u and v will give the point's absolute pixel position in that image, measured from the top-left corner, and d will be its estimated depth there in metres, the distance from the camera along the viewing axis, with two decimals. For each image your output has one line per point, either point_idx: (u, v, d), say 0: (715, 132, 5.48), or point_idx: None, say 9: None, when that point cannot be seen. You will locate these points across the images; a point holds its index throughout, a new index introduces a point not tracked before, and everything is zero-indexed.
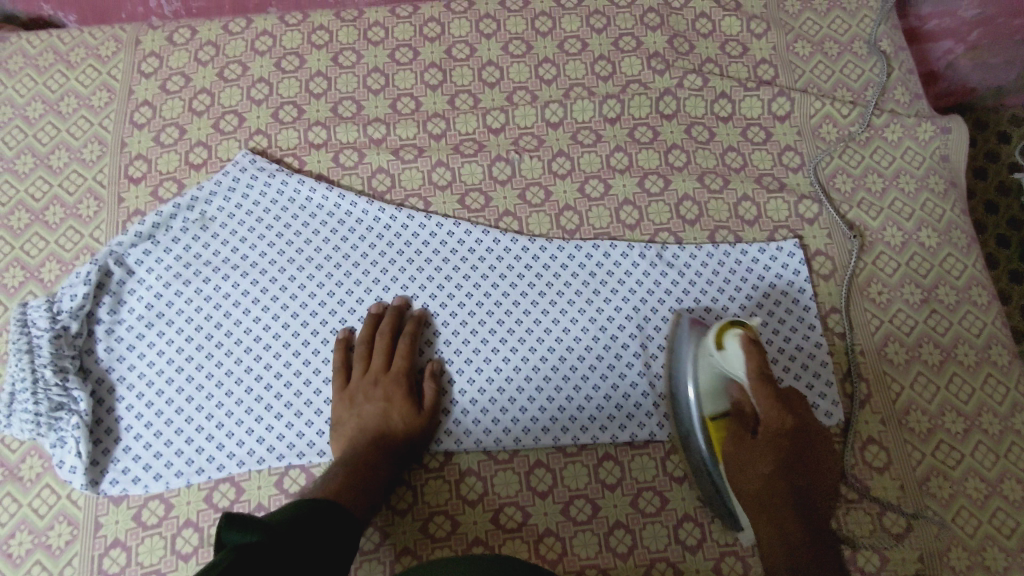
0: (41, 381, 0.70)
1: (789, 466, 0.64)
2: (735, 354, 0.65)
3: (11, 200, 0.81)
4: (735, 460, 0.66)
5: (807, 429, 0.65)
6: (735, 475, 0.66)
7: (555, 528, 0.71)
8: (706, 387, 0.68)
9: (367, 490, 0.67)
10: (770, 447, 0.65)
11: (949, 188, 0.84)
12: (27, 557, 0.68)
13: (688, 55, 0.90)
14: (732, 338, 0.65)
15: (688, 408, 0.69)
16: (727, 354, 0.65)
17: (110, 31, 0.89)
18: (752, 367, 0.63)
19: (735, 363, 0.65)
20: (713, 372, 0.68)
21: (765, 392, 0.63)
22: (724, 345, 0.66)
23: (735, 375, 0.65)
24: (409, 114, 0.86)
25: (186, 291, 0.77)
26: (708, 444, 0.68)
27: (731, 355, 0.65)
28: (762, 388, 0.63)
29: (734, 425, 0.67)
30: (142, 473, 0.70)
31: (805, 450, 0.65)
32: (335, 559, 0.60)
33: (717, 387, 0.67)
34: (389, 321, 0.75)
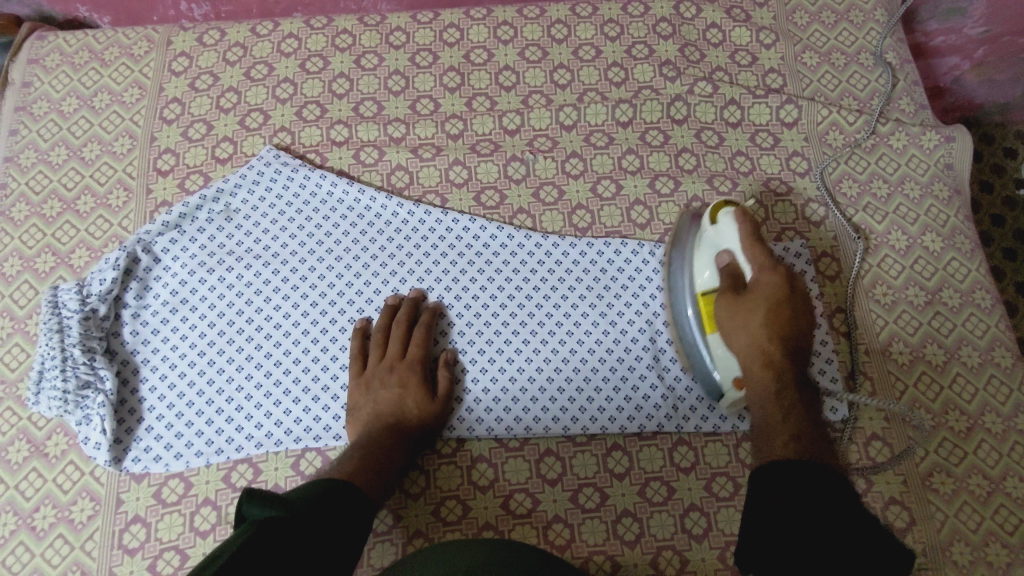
0: (69, 359, 0.72)
1: (786, 343, 0.66)
2: (727, 227, 0.71)
3: (44, 190, 0.85)
4: (727, 324, 0.68)
5: (804, 307, 0.68)
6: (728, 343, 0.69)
7: (564, 515, 0.72)
8: (700, 259, 0.73)
9: (382, 472, 0.68)
10: (769, 303, 0.67)
11: (953, 195, 0.86)
12: (50, 530, 0.70)
13: (699, 63, 0.93)
14: (724, 214, 0.72)
15: (685, 286, 0.75)
16: (721, 227, 0.71)
17: (143, 32, 0.93)
18: (745, 231, 0.69)
19: (727, 234, 0.71)
20: (709, 252, 0.73)
21: (760, 249, 0.68)
22: (717, 221, 0.72)
23: (728, 244, 0.70)
24: (428, 115, 0.89)
25: (210, 278, 0.79)
26: (700, 317, 0.72)
27: (724, 227, 0.71)
28: (757, 248, 0.68)
29: (724, 291, 0.69)
30: (163, 452, 0.73)
31: (802, 328, 0.67)
32: (352, 531, 0.61)
33: (710, 259, 0.72)
34: (405, 311, 0.77)
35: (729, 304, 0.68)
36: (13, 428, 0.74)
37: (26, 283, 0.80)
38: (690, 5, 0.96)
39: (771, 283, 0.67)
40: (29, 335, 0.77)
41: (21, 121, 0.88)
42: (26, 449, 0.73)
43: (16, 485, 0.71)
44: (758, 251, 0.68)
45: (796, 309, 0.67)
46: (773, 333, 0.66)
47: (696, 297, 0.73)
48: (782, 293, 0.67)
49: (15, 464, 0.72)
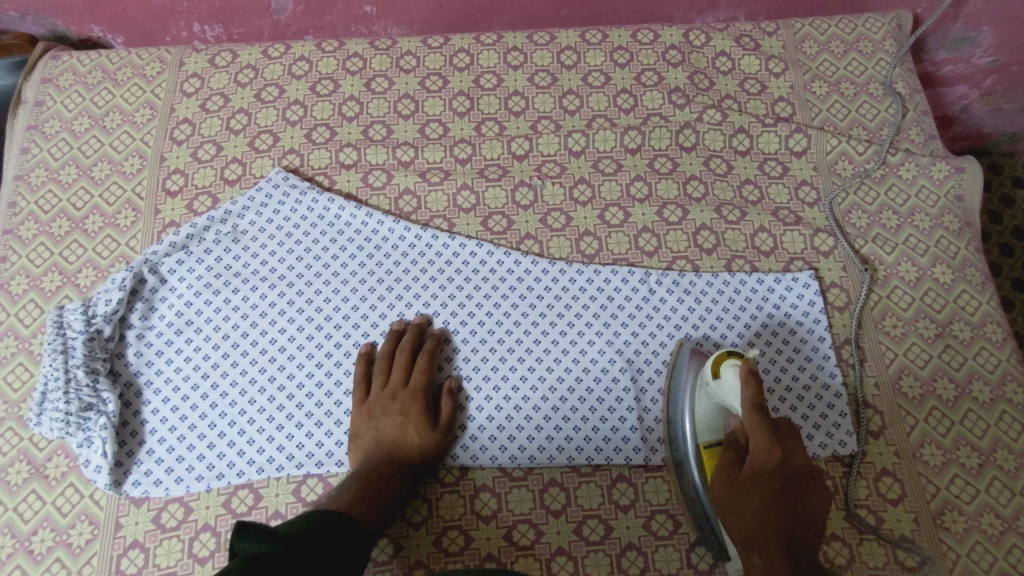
0: (73, 380, 0.72)
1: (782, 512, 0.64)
2: (731, 383, 0.67)
3: (53, 209, 0.85)
4: (726, 484, 0.66)
5: (801, 477, 0.65)
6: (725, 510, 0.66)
7: (567, 547, 0.71)
8: (701, 417, 0.70)
9: (381, 503, 0.67)
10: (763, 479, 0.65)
11: (963, 226, 0.86)
12: (47, 554, 0.69)
13: (708, 91, 0.93)
14: (728, 368, 0.68)
15: (687, 441, 0.71)
16: (723, 382, 0.68)
17: (156, 53, 0.94)
18: (745, 396, 0.65)
19: (729, 393, 0.67)
20: (712, 404, 0.69)
21: (756, 418, 0.65)
22: (720, 375, 0.68)
23: (729, 403, 0.68)
24: (436, 139, 0.89)
25: (216, 300, 0.79)
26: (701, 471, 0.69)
27: (726, 383, 0.67)
28: (755, 418, 0.65)
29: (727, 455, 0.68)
30: (163, 476, 0.72)
31: (806, 505, 0.65)
32: (349, 563, 0.60)
33: (713, 420, 0.69)
34: (410, 337, 0.77)
35: (740, 508, 0.65)
36: (14, 448, 0.73)
37: (32, 302, 0.80)
38: (699, 33, 0.97)
39: (768, 462, 0.65)
40: (33, 354, 0.77)
41: (33, 140, 0.89)
42: (26, 470, 0.72)
43: (15, 507, 0.71)
44: (757, 423, 0.65)
45: (791, 493, 0.65)
46: (761, 523, 0.64)
47: (698, 449, 0.70)
48: (779, 474, 0.65)
49: (15, 486, 0.72)
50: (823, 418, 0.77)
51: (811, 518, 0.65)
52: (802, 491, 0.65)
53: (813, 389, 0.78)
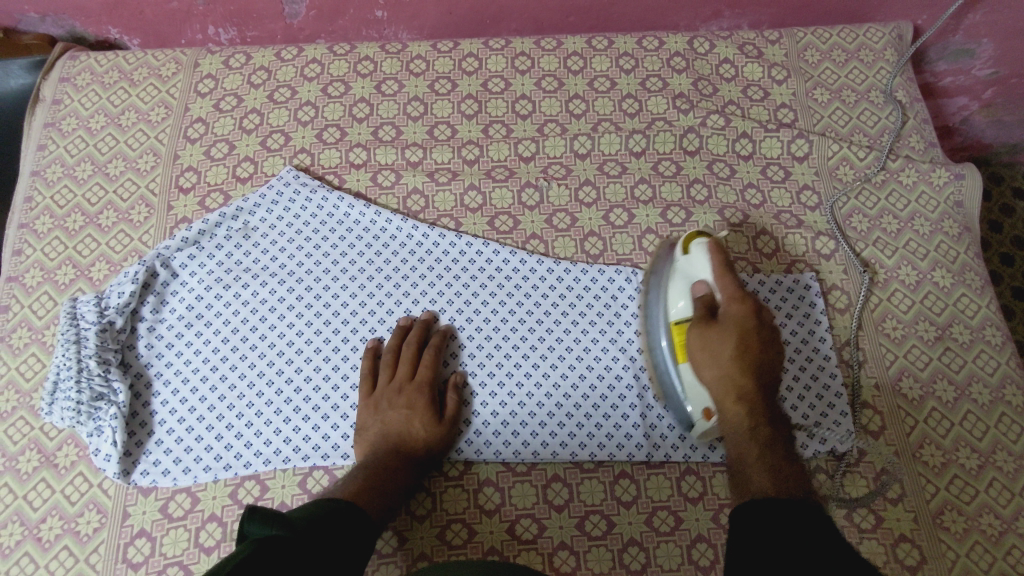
0: (85, 370, 0.73)
1: (757, 370, 0.64)
2: (699, 257, 0.71)
3: (68, 204, 0.86)
4: (700, 348, 0.66)
5: (770, 332, 0.66)
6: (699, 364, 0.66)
7: (569, 542, 0.72)
8: (673, 291, 0.72)
9: (385, 494, 0.68)
10: (736, 333, 0.65)
11: (963, 231, 0.87)
12: (55, 542, 0.70)
13: (711, 97, 0.95)
14: (699, 244, 0.72)
15: (661, 315, 0.73)
16: (693, 255, 0.71)
17: (171, 54, 0.96)
18: (715, 261, 0.69)
19: (699, 264, 0.70)
20: (682, 284, 0.72)
21: (728, 278, 0.68)
22: (690, 253, 0.72)
23: (696, 273, 0.70)
24: (445, 140, 0.91)
25: (226, 294, 0.80)
26: (673, 346, 0.71)
27: (695, 258, 0.71)
28: (727, 278, 0.67)
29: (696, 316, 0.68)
30: (171, 466, 0.73)
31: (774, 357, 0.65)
32: (355, 551, 0.61)
33: (683, 289, 0.71)
34: (416, 333, 0.78)
35: (724, 344, 0.65)
36: (25, 437, 0.74)
37: (45, 294, 0.81)
38: (704, 41, 0.99)
39: (737, 313, 0.66)
40: (45, 345, 0.78)
41: (50, 137, 0.90)
42: (36, 459, 0.73)
43: (25, 495, 0.72)
44: (725, 279, 0.68)
45: (767, 343, 0.65)
46: (742, 365, 0.64)
47: (670, 325, 0.72)
48: (752, 323, 0.65)
49: (25, 474, 0.73)
50: (825, 417, 0.78)
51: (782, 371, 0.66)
52: (772, 335, 0.66)
53: (814, 388, 0.79)
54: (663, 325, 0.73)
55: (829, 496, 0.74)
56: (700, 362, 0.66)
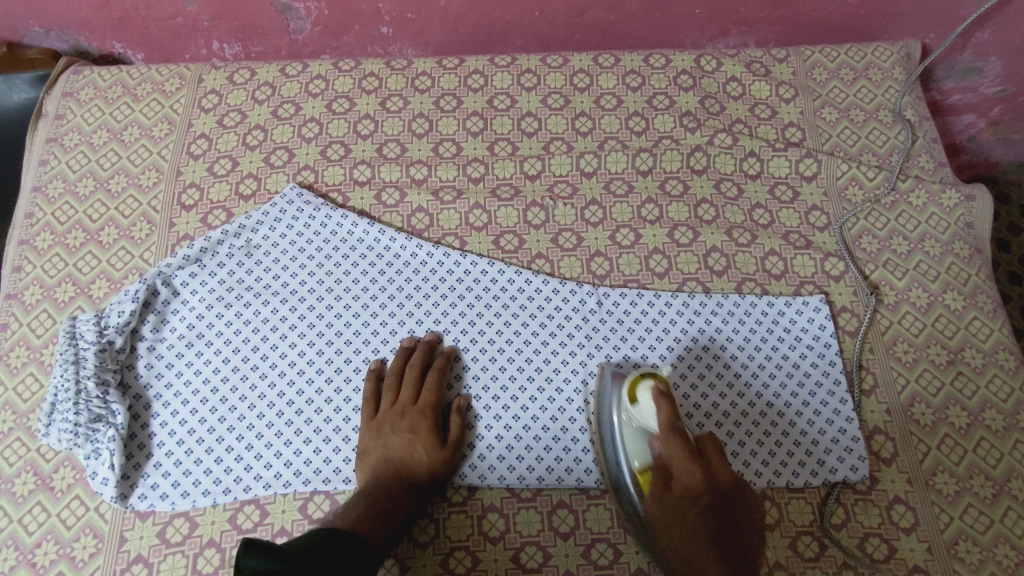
0: (83, 391, 0.72)
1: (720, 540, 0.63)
2: (648, 406, 0.67)
3: (69, 220, 0.85)
4: (663, 511, 0.66)
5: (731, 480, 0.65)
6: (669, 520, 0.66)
7: (575, 571, 0.70)
8: (628, 448, 0.69)
9: (385, 525, 0.67)
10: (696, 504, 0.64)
11: (974, 253, 0.86)
12: (50, 568, 0.68)
13: (719, 115, 0.94)
14: (643, 391, 0.68)
15: (619, 467, 0.70)
16: (640, 406, 0.68)
17: (175, 70, 0.95)
18: (665, 418, 0.66)
19: (647, 416, 0.67)
20: (636, 433, 0.69)
21: (676, 443, 0.66)
22: (636, 400, 0.68)
23: (646, 424, 0.68)
24: (450, 157, 0.90)
25: (227, 314, 0.79)
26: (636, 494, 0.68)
27: (643, 408, 0.68)
28: (676, 441, 0.65)
29: (657, 480, 0.67)
30: (169, 490, 0.71)
31: (737, 512, 0.65)
32: None
33: (638, 446, 0.68)
34: (420, 355, 0.77)
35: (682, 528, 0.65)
36: (21, 459, 0.73)
37: (44, 312, 0.80)
38: (711, 59, 0.98)
39: (691, 483, 0.65)
40: (43, 364, 0.77)
41: (52, 152, 0.90)
42: (32, 481, 0.72)
43: (19, 518, 0.70)
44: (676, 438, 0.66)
45: (722, 503, 0.65)
46: (698, 532, 0.64)
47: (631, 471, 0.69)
48: (707, 489, 0.64)
49: (20, 498, 0.71)
50: (835, 443, 0.76)
51: (743, 523, 0.65)
52: (729, 496, 0.65)
53: (823, 413, 0.78)
54: (622, 471, 0.69)
55: (841, 526, 0.73)
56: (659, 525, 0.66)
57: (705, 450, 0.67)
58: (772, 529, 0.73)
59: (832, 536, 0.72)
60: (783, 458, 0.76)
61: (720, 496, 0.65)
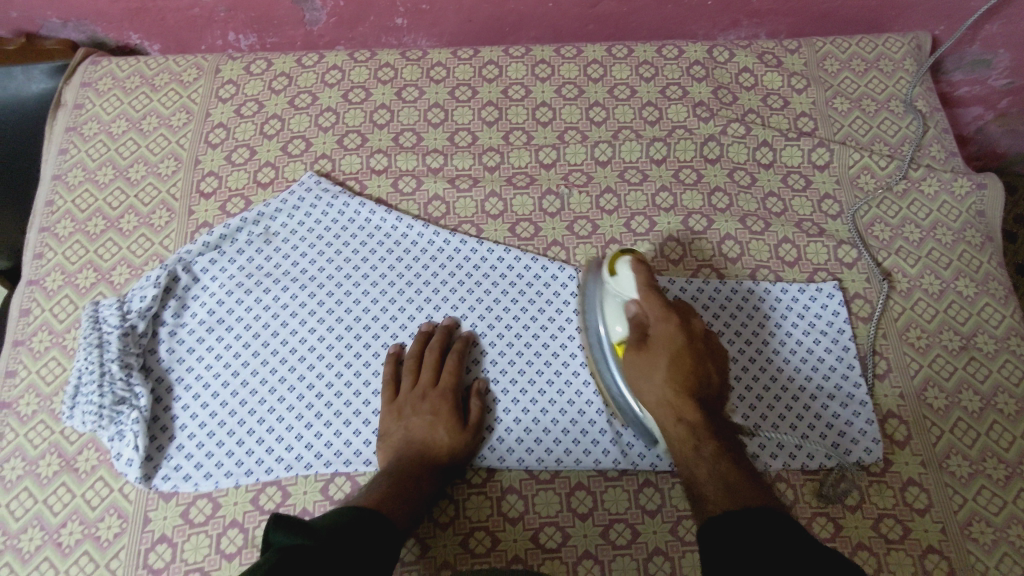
0: (107, 374, 0.73)
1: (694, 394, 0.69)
2: (627, 277, 0.72)
3: (89, 208, 0.86)
4: (641, 373, 0.70)
5: (700, 339, 0.71)
6: (645, 382, 0.70)
7: (594, 551, 0.71)
8: (608, 314, 0.73)
9: (411, 503, 0.67)
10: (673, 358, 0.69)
11: (985, 241, 0.87)
12: (75, 547, 0.69)
13: (731, 105, 0.95)
14: (620, 261, 0.73)
15: (602, 335, 0.74)
16: (620, 278, 0.72)
17: (193, 60, 0.96)
18: (643, 281, 0.71)
19: (626, 284, 0.72)
20: (616, 305, 0.73)
21: (655, 300, 0.71)
22: (616, 270, 0.73)
23: (625, 295, 0.72)
24: (465, 146, 0.91)
25: (247, 299, 0.80)
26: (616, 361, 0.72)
27: (622, 277, 0.72)
28: (655, 299, 0.70)
29: (635, 342, 0.71)
30: (193, 472, 0.72)
31: (709, 367, 0.71)
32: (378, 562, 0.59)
33: (618, 311, 0.72)
34: (439, 339, 0.78)
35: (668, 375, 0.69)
36: (45, 441, 0.74)
37: (66, 298, 0.81)
38: (723, 50, 0.99)
39: (670, 331, 0.70)
40: (66, 349, 0.78)
41: (71, 141, 0.91)
42: (57, 463, 0.73)
43: (44, 499, 0.71)
44: (653, 298, 0.71)
45: (698, 355, 0.70)
46: (680, 388, 0.69)
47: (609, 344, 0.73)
48: (681, 339, 0.70)
49: (45, 479, 0.72)
50: (849, 425, 0.77)
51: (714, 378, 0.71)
52: (701, 351, 0.71)
53: (837, 397, 0.78)
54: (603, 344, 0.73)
55: (857, 507, 0.74)
56: (640, 388, 0.70)
57: (678, 307, 0.72)
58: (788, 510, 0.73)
59: (847, 518, 0.73)
60: (798, 442, 0.76)
61: (696, 348, 0.70)
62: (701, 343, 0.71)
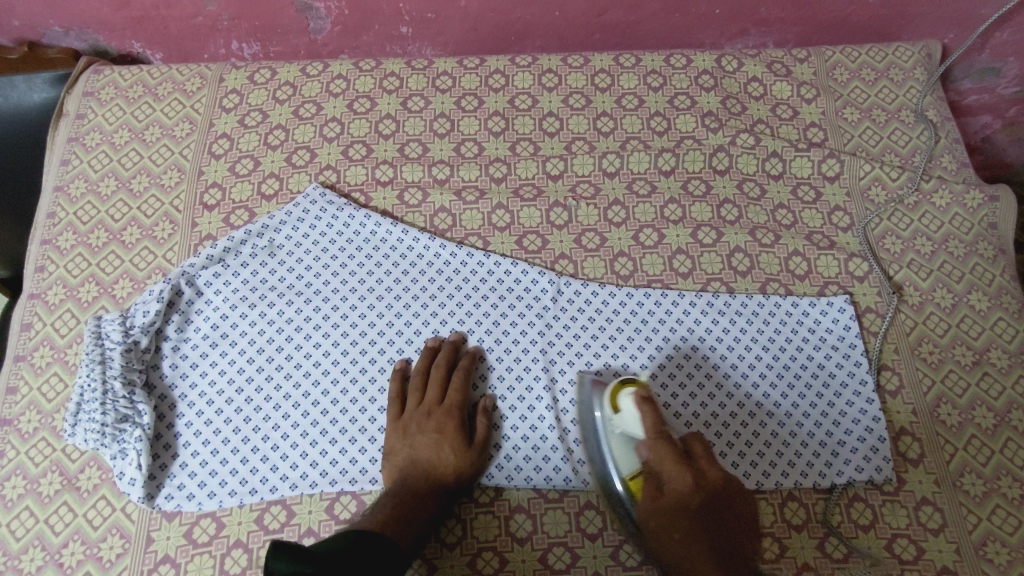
0: (110, 391, 0.72)
1: (718, 548, 0.63)
2: (630, 414, 0.67)
3: (92, 220, 0.85)
4: (659, 527, 0.65)
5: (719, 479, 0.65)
6: (664, 537, 0.65)
7: (603, 572, 0.70)
8: (617, 458, 0.68)
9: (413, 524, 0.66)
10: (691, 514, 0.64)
11: (998, 254, 0.86)
12: (77, 568, 0.68)
13: (740, 115, 0.94)
14: (625, 398, 0.68)
15: (608, 472, 0.69)
16: (623, 413, 0.68)
17: (196, 69, 0.95)
18: (648, 423, 0.65)
19: (630, 424, 0.67)
20: (622, 440, 0.68)
21: (665, 449, 0.65)
22: (619, 409, 0.68)
23: (630, 433, 0.67)
24: (472, 157, 0.90)
25: (251, 314, 0.79)
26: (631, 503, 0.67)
27: (626, 415, 0.67)
28: (663, 447, 0.65)
29: (648, 493, 0.66)
30: (196, 490, 0.71)
31: (732, 509, 0.65)
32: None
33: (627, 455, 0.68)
34: (445, 355, 0.77)
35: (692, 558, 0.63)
36: (47, 459, 0.73)
37: (68, 312, 0.80)
38: (732, 59, 0.98)
39: (684, 488, 0.64)
40: (68, 364, 0.77)
41: (73, 151, 0.89)
42: (58, 481, 0.72)
43: (45, 519, 0.70)
44: (661, 442, 0.65)
45: (711, 504, 0.64)
46: (701, 538, 0.63)
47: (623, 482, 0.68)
48: (698, 496, 0.64)
49: (46, 498, 0.71)
50: (861, 442, 0.76)
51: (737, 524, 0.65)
52: (720, 495, 0.65)
53: (849, 413, 0.77)
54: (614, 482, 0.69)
55: (869, 527, 0.73)
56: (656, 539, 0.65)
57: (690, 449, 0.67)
58: (800, 530, 0.72)
59: (860, 538, 0.72)
60: (809, 460, 0.75)
61: (712, 492, 0.65)
62: (720, 496, 0.65)
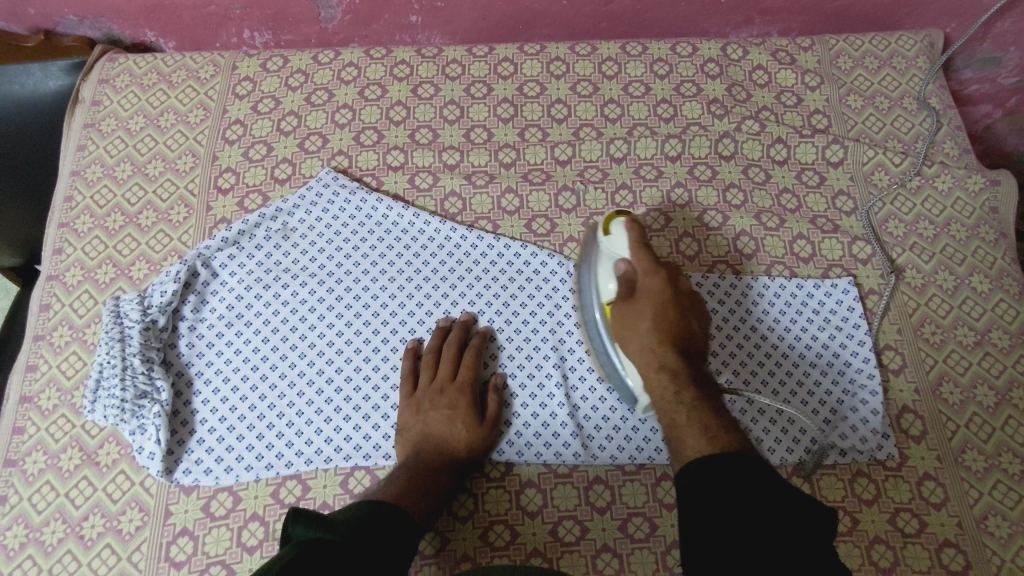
0: (129, 368, 0.73)
1: (677, 343, 0.69)
2: (619, 235, 0.72)
3: (108, 203, 0.87)
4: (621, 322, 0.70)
5: (686, 301, 0.71)
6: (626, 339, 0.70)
7: (612, 545, 0.71)
8: (600, 271, 0.73)
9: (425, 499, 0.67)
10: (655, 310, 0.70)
11: (999, 237, 0.87)
12: (98, 540, 0.69)
13: (745, 102, 0.95)
14: (615, 223, 0.73)
15: (595, 298, 0.74)
16: (613, 237, 0.72)
17: (209, 57, 0.96)
18: (633, 238, 0.71)
19: (618, 243, 0.72)
20: (608, 263, 0.73)
21: (644, 255, 0.71)
22: (610, 232, 0.73)
23: (618, 254, 0.72)
24: (481, 143, 0.91)
25: (266, 294, 0.81)
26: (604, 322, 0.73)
27: (616, 236, 0.72)
28: (644, 255, 0.70)
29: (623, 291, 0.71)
30: (213, 466, 0.72)
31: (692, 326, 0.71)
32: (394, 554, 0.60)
33: (609, 268, 0.72)
34: (457, 333, 0.78)
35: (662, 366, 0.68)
36: (67, 435, 0.74)
37: (86, 293, 0.81)
38: (737, 47, 0.99)
39: (654, 285, 0.70)
40: (86, 343, 0.79)
41: (90, 137, 0.91)
42: (78, 457, 0.73)
43: (66, 492, 0.72)
44: (643, 254, 0.71)
45: (683, 309, 0.70)
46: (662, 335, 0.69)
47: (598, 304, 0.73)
48: (667, 295, 0.70)
49: (67, 472, 0.72)
50: (865, 420, 0.77)
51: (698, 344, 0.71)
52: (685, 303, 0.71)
53: (852, 392, 0.79)
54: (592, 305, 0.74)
55: (873, 501, 0.74)
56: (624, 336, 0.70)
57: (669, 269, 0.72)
58: None
59: (864, 511, 0.73)
60: (814, 436, 0.77)
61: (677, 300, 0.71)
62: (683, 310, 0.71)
